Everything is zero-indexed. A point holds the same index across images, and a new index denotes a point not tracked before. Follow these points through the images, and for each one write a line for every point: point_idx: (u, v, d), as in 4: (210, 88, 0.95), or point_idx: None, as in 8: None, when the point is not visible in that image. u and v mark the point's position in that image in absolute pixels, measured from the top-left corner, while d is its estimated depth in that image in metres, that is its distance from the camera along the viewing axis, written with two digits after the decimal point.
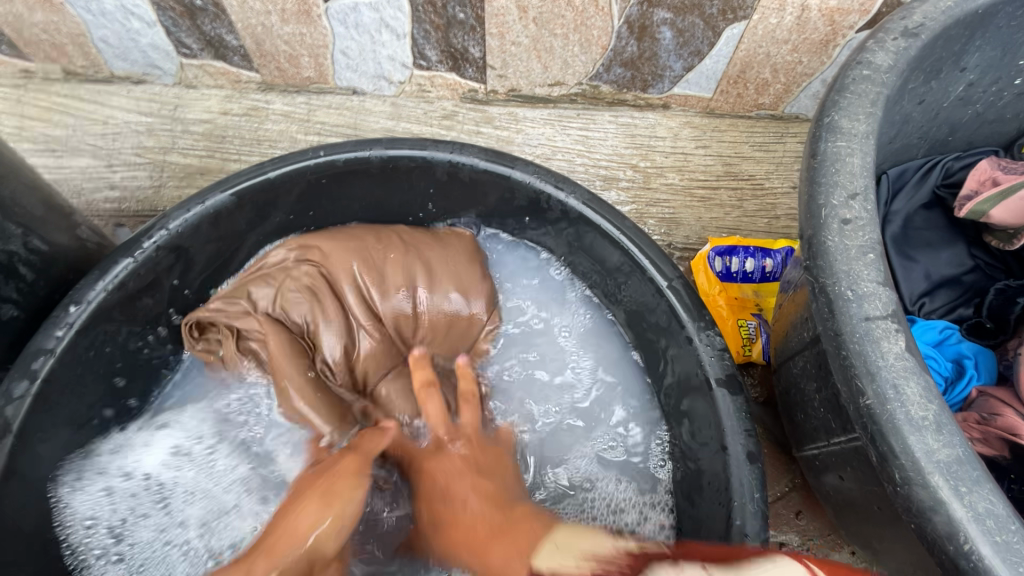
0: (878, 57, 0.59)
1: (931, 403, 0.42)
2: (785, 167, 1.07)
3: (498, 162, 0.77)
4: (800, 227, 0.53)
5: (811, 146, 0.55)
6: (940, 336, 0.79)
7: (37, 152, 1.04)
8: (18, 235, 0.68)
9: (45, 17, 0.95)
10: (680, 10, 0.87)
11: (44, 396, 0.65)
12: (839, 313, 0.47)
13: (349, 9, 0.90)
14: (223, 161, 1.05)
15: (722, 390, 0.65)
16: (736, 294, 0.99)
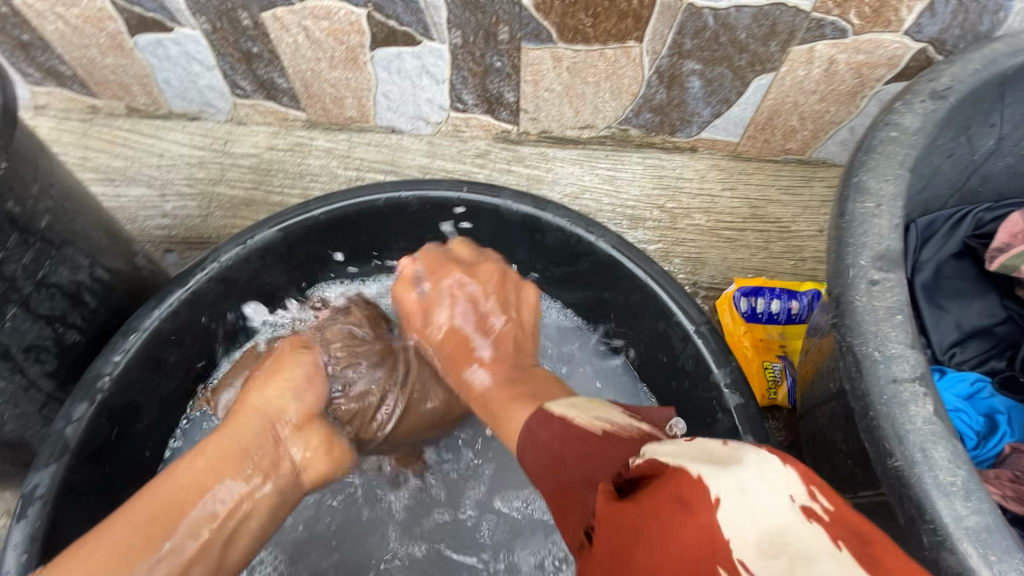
0: (906, 119, 0.61)
1: (959, 469, 0.43)
2: (813, 211, 1.08)
3: (530, 204, 0.80)
4: (827, 285, 0.54)
5: (839, 205, 0.57)
6: (971, 389, 0.79)
7: (98, 182, 1.12)
8: (85, 265, 0.73)
9: (115, 61, 1.03)
10: (710, 62, 0.90)
11: (100, 418, 0.69)
12: (867, 374, 0.48)
13: (393, 57, 0.95)
14: (268, 193, 1.11)
15: (749, 438, 0.65)
16: (761, 335, 1.00)
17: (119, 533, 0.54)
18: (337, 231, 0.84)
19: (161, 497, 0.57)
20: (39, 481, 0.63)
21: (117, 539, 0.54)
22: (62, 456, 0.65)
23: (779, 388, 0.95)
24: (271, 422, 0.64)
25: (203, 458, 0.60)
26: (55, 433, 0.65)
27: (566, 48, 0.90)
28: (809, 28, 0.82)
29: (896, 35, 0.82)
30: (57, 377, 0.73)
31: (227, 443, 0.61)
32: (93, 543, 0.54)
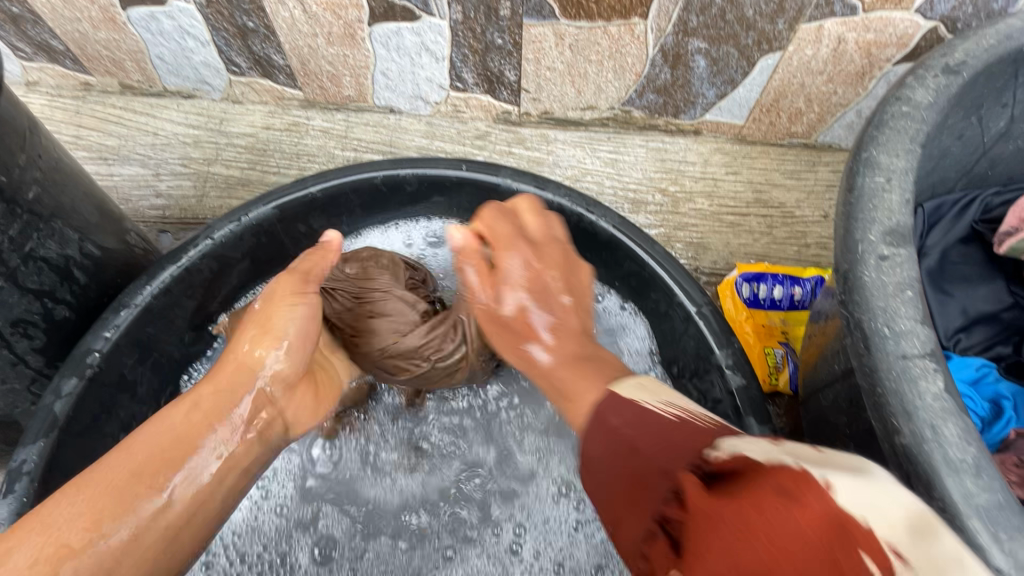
0: (918, 93, 0.59)
1: (970, 447, 0.42)
2: (817, 196, 1.06)
3: (530, 183, 0.78)
4: (835, 261, 0.53)
5: (849, 180, 0.55)
6: (977, 374, 0.78)
7: (91, 160, 1.10)
8: (74, 239, 0.72)
9: (108, 35, 1.01)
10: (715, 40, 0.88)
11: (89, 394, 0.67)
12: (875, 350, 0.46)
13: (392, 33, 0.93)
14: (264, 173, 1.09)
15: (750, 420, 0.64)
16: (763, 322, 0.98)
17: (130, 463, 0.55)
18: (333, 209, 0.82)
19: (153, 437, 0.58)
20: (27, 457, 0.61)
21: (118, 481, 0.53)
22: (50, 432, 0.63)
23: (780, 374, 0.94)
24: (248, 369, 0.67)
25: (201, 411, 0.61)
26: (43, 408, 0.64)
27: (568, 25, 0.88)
28: (818, 5, 0.80)
29: (907, 13, 0.80)
30: (46, 353, 0.71)
31: (221, 396, 0.64)
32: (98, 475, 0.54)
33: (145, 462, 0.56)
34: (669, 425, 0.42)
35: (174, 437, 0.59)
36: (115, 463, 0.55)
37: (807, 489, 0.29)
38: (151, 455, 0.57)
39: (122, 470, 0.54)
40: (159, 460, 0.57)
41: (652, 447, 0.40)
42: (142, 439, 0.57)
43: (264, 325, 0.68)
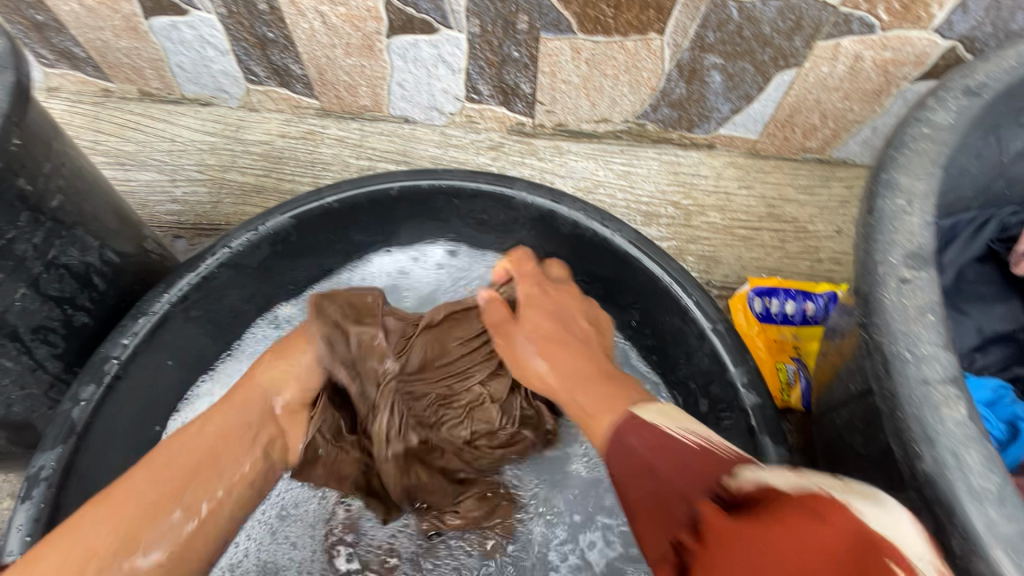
0: (939, 115, 0.59)
1: (993, 475, 0.42)
2: (831, 211, 1.06)
3: (550, 198, 0.78)
4: (855, 283, 0.53)
5: (868, 202, 0.55)
6: (992, 396, 0.78)
7: (109, 165, 1.11)
8: (95, 247, 0.72)
9: (129, 43, 1.02)
10: (731, 56, 0.88)
11: (108, 400, 0.68)
12: (896, 375, 0.46)
13: (410, 45, 0.94)
14: (279, 181, 1.11)
15: (765, 438, 0.64)
16: (774, 336, 0.98)
17: (154, 482, 0.60)
18: (348, 218, 0.82)
19: (177, 455, 0.62)
20: (45, 463, 0.62)
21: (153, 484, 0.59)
22: (69, 439, 0.64)
23: (792, 390, 0.94)
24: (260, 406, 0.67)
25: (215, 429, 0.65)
26: (62, 414, 0.65)
27: (585, 39, 0.89)
28: (835, 23, 0.80)
29: (925, 32, 0.80)
30: (65, 359, 0.72)
31: (184, 453, 0.62)
32: (124, 488, 0.59)
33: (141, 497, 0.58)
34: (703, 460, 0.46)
35: (204, 450, 0.63)
36: (125, 492, 0.58)
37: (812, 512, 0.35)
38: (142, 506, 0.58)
39: (102, 532, 0.56)
40: (160, 493, 0.59)
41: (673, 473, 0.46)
42: (116, 500, 0.58)
43: (236, 396, 0.67)
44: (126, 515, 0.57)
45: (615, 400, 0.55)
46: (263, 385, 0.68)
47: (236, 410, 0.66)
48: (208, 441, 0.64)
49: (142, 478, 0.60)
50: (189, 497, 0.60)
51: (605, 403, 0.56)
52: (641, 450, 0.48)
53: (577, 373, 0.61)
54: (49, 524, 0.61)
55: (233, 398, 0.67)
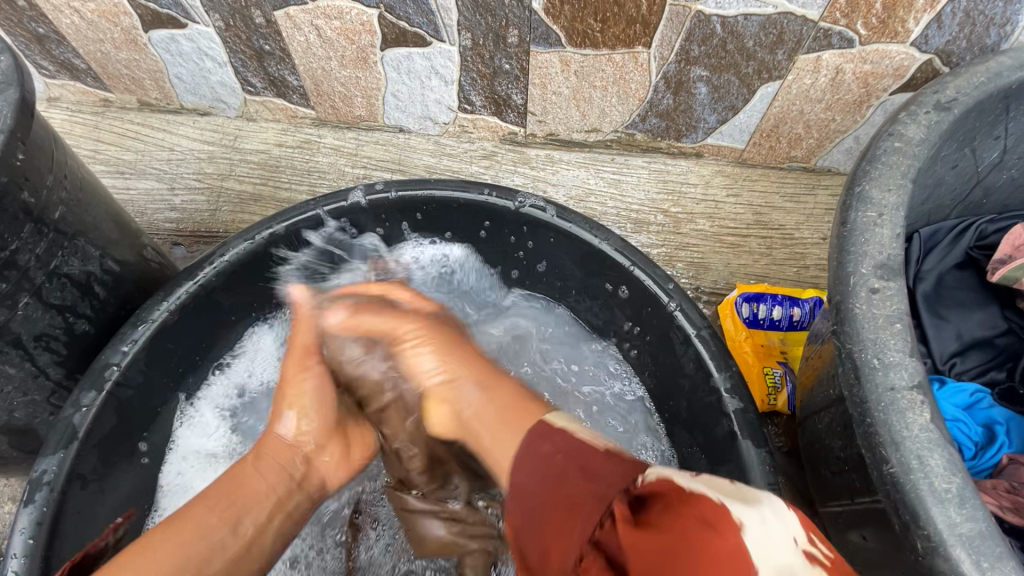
0: (910, 129, 0.62)
1: (955, 477, 0.44)
2: (816, 218, 1.08)
3: (542, 209, 0.80)
4: (828, 293, 0.55)
5: (842, 214, 0.58)
6: (970, 399, 0.80)
7: (108, 174, 1.13)
8: (95, 256, 0.74)
9: (129, 55, 1.05)
10: (716, 69, 0.91)
11: (108, 406, 0.70)
12: (865, 381, 0.48)
13: (403, 57, 0.97)
14: (276, 189, 1.12)
15: (746, 441, 0.66)
16: (762, 341, 1.00)
17: (185, 545, 0.60)
18: (343, 227, 0.84)
19: (183, 536, 0.61)
20: (47, 468, 0.64)
21: (184, 551, 0.60)
22: (70, 444, 0.66)
23: (779, 394, 0.95)
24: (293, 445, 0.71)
25: (216, 514, 0.63)
26: (63, 420, 0.66)
27: (574, 52, 0.91)
28: (816, 37, 0.83)
29: (903, 46, 0.82)
30: (66, 365, 0.74)
31: (264, 461, 0.69)
32: (152, 551, 0.59)
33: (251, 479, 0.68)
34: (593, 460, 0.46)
35: (279, 455, 0.70)
36: (194, 515, 0.62)
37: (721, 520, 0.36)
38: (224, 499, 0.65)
39: (188, 535, 0.61)
40: (225, 502, 0.65)
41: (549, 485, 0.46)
42: (183, 517, 0.62)
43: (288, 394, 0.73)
44: (183, 535, 0.61)
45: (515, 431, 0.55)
46: (310, 393, 0.74)
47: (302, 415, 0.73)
48: (273, 458, 0.70)
49: (167, 541, 0.60)
50: (235, 512, 0.64)
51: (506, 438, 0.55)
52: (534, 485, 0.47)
53: (515, 414, 0.57)
54: (51, 527, 0.63)
55: (284, 399, 0.73)
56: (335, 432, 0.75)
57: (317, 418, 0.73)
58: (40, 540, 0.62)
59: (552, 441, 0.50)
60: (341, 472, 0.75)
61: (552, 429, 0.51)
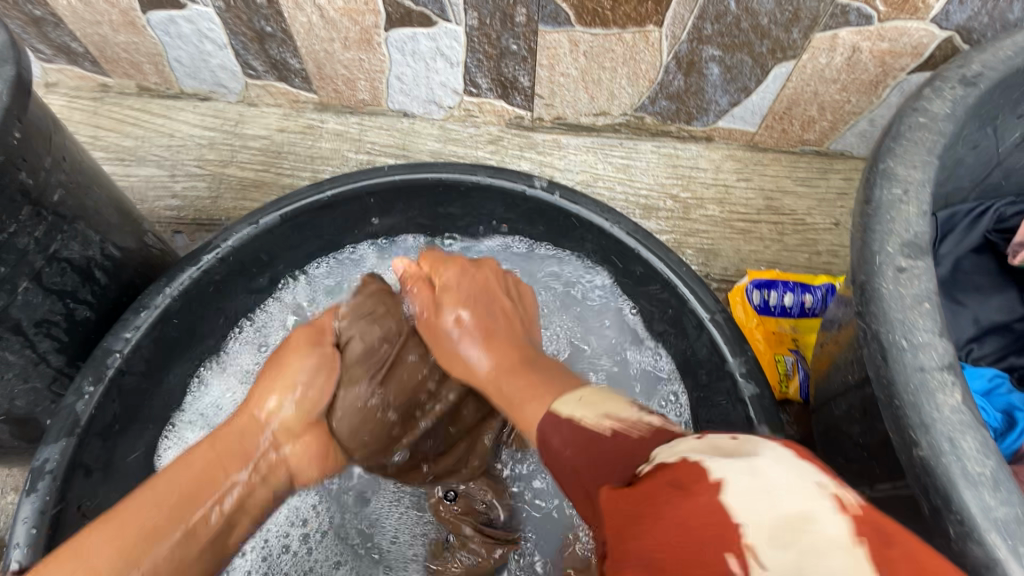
0: (935, 105, 0.60)
1: (989, 460, 0.42)
2: (829, 203, 1.06)
3: (555, 192, 0.78)
4: (852, 273, 0.53)
5: (866, 192, 0.56)
6: (989, 385, 0.79)
7: (108, 160, 1.11)
8: (96, 240, 0.73)
9: (127, 38, 1.02)
10: (729, 48, 0.88)
11: (111, 394, 0.68)
12: (893, 362, 0.47)
13: (408, 38, 0.94)
14: (278, 176, 1.10)
15: (763, 428, 0.64)
16: (773, 328, 0.98)
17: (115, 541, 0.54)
18: (348, 211, 0.82)
19: (164, 489, 0.58)
20: (49, 456, 0.63)
21: (136, 523, 0.56)
22: (73, 431, 0.65)
23: (791, 381, 0.94)
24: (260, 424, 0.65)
25: (195, 467, 0.61)
26: (65, 407, 0.65)
27: (583, 32, 0.89)
28: (833, 14, 0.80)
29: (922, 23, 0.80)
30: (67, 353, 0.73)
31: (212, 453, 0.62)
32: (121, 518, 0.56)
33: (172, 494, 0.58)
34: (620, 450, 0.43)
35: (205, 463, 0.61)
36: (151, 495, 0.58)
37: (699, 483, 0.33)
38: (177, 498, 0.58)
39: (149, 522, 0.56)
40: (184, 490, 0.59)
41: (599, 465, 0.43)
42: (130, 510, 0.56)
43: (280, 372, 0.67)
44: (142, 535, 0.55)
45: (539, 390, 0.55)
46: (307, 370, 0.67)
47: (287, 392, 0.66)
48: (204, 461, 0.62)
49: (103, 544, 0.54)
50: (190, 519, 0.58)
51: (526, 393, 0.55)
52: (565, 453, 0.46)
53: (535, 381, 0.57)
54: (54, 516, 0.62)
55: (273, 377, 0.66)
56: (315, 425, 0.68)
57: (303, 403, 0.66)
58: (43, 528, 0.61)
59: (559, 433, 0.47)
60: (315, 470, 0.68)
61: (556, 419, 0.49)
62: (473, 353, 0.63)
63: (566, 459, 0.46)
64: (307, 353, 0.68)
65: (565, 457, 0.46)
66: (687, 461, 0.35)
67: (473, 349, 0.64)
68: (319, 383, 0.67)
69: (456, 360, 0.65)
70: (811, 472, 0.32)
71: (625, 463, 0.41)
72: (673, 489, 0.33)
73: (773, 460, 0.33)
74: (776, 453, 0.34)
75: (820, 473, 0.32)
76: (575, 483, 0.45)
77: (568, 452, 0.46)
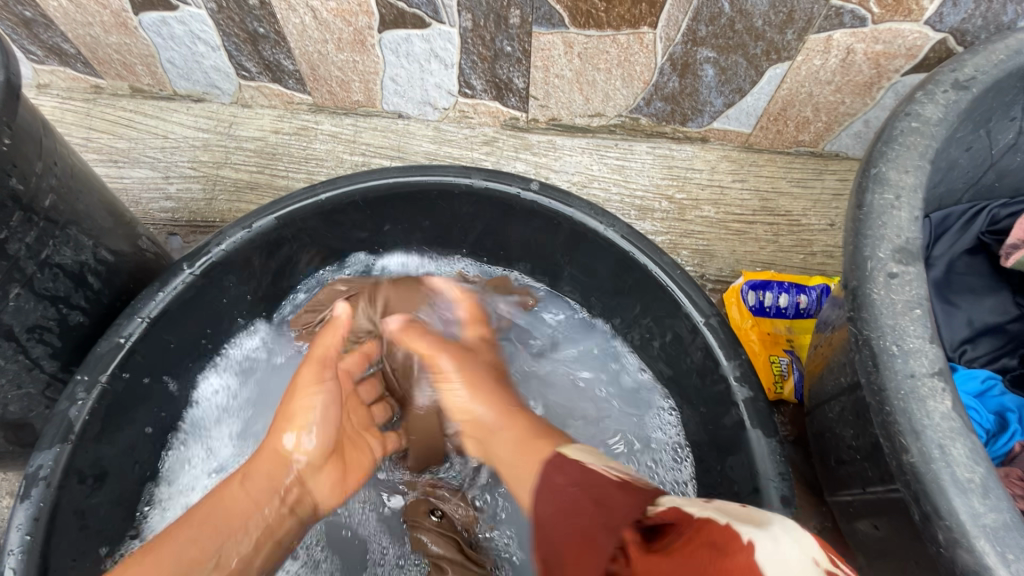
0: (928, 109, 0.60)
1: (978, 466, 0.42)
2: (824, 204, 1.06)
3: (550, 196, 0.78)
4: (844, 277, 0.53)
5: (858, 196, 0.56)
6: (982, 386, 0.79)
7: (101, 162, 1.11)
8: (89, 246, 0.72)
9: (119, 39, 1.02)
10: (724, 50, 0.88)
11: (105, 400, 0.68)
12: (884, 368, 0.47)
13: (402, 40, 0.94)
14: (273, 177, 1.09)
15: (757, 431, 0.65)
16: (768, 330, 0.99)
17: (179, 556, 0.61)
18: (342, 214, 0.82)
19: (194, 534, 0.63)
20: (43, 463, 0.63)
21: (181, 554, 0.61)
22: (67, 437, 0.65)
23: (786, 382, 0.94)
24: (285, 462, 0.71)
25: (245, 490, 0.68)
26: (59, 414, 0.65)
27: (578, 33, 0.88)
28: (828, 16, 0.80)
29: (917, 25, 0.80)
30: (61, 358, 0.73)
31: (246, 484, 0.68)
32: (155, 556, 0.60)
33: (205, 539, 0.63)
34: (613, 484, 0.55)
35: (245, 503, 0.67)
36: (188, 534, 0.63)
37: (735, 545, 0.39)
38: (217, 529, 0.64)
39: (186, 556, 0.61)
40: (251, 498, 0.68)
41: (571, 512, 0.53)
42: (181, 535, 0.63)
43: (287, 413, 0.72)
44: (189, 557, 0.61)
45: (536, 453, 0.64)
46: (317, 409, 0.72)
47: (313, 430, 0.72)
48: (246, 499, 0.67)
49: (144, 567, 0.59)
50: (223, 551, 0.64)
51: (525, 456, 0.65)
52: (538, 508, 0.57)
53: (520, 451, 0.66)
54: (49, 522, 0.62)
55: (287, 418, 0.71)
56: (331, 456, 0.74)
57: (312, 433, 0.71)
58: (37, 535, 0.61)
59: (562, 473, 0.58)
60: (334, 496, 0.76)
61: (563, 461, 0.60)
62: (456, 397, 0.76)
63: (563, 488, 0.56)
64: (324, 389, 0.73)
65: (568, 489, 0.56)
66: (732, 538, 0.40)
67: (462, 389, 0.76)
68: (328, 420, 0.73)
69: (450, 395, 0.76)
70: (809, 546, 0.39)
71: (614, 517, 0.50)
72: (710, 550, 0.40)
73: (766, 531, 0.40)
74: (793, 530, 0.40)
75: (816, 547, 0.39)
76: (593, 508, 0.52)
77: (565, 484, 0.56)
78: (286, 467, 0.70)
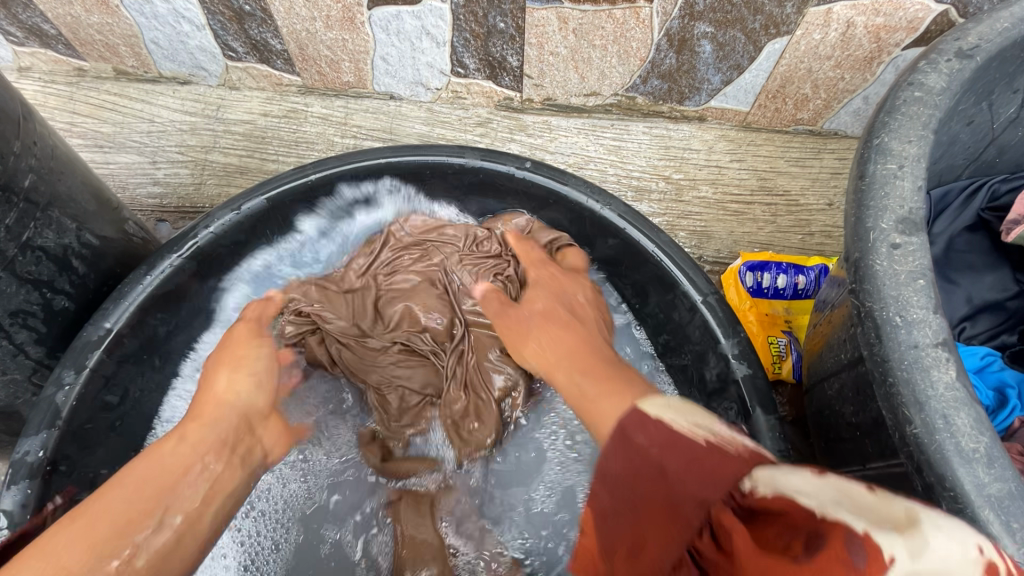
0: (931, 78, 0.58)
1: (982, 436, 0.42)
2: (822, 183, 1.05)
3: (545, 174, 0.77)
4: (846, 250, 0.52)
5: (860, 167, 0.55)
6: (981, 363, 0.79)
7: (86, 147, 1.08)
8: (72, 229, 0.71)
9: (100, 19, 0.99)
10: (722, 24, 0.86)
11: (93, 386, 0.67)
12: (887, 340, 0.46)
13: (392, 17, 0.91)
14: (263, 161, 1.07)
15: (758, 410, 0.64)
16: (766, 310, 0.98)
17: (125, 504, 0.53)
18: (334, 194, 0.80)
19: (150, 471, 0.56)
20: (30, 449, 0.62)
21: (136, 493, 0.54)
22: (55, 423, 0.63)
23: (784, 363, 0.94)
24: (241, 412, 0.65)
25: (188, 443, 0.59)
26: (45, 400, 0.64)
27: (572, 8, 0.86)
28: None
29: None
30: (47, 344, 0.71)
31: (207, 429, 0.61)
32: (99, 505, 0.52)
33: (153, 481, 0.55)
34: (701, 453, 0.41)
35: (180, 459, 0.58)
36: (137, 476, 0.55)
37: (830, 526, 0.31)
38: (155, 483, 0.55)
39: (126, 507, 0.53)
40: (201, 446, 0.60)
41: (685, 477, 0.41)
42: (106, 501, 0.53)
43: (240, 361, 0.69)
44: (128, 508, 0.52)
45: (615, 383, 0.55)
46: (264, 359, 0.71)
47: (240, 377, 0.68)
48: (185, 452, 0.59)
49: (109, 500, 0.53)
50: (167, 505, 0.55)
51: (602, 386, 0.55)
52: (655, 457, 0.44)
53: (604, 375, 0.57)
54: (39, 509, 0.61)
55: (232, 362, 0.69)
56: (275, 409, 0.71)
57: (265, 383, 0.69)
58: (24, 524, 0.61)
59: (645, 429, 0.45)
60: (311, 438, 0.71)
61: (644, 416, 0.46)
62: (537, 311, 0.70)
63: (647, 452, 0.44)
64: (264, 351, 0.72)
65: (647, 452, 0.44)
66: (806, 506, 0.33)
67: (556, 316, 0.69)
68: (268, 372, 0.70)
69: (527, 348, 0.67)
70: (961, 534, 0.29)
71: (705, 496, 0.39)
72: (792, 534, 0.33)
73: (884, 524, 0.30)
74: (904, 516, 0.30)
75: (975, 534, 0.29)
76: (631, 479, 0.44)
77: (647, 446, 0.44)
78: (242, 420, 0.65)
